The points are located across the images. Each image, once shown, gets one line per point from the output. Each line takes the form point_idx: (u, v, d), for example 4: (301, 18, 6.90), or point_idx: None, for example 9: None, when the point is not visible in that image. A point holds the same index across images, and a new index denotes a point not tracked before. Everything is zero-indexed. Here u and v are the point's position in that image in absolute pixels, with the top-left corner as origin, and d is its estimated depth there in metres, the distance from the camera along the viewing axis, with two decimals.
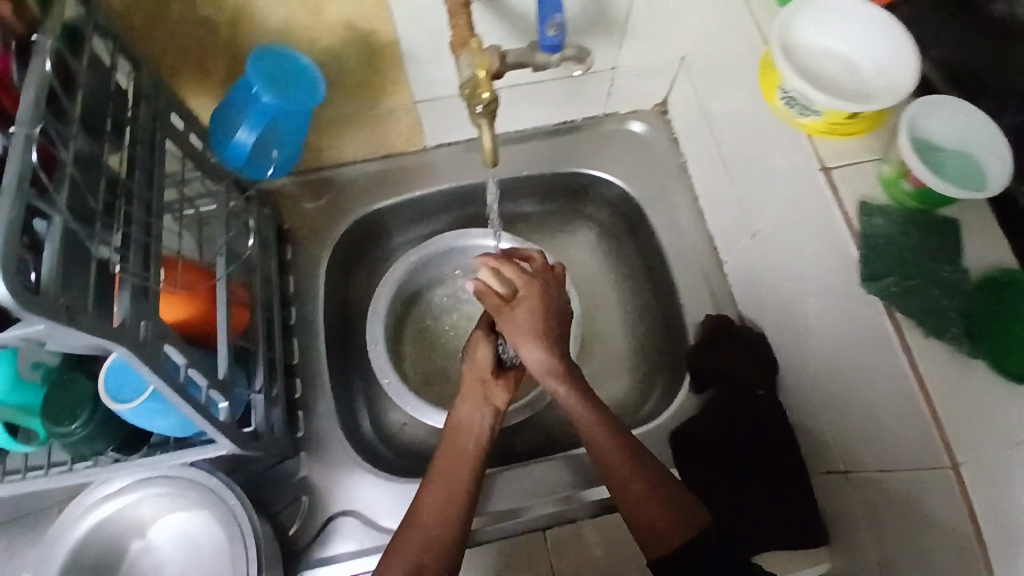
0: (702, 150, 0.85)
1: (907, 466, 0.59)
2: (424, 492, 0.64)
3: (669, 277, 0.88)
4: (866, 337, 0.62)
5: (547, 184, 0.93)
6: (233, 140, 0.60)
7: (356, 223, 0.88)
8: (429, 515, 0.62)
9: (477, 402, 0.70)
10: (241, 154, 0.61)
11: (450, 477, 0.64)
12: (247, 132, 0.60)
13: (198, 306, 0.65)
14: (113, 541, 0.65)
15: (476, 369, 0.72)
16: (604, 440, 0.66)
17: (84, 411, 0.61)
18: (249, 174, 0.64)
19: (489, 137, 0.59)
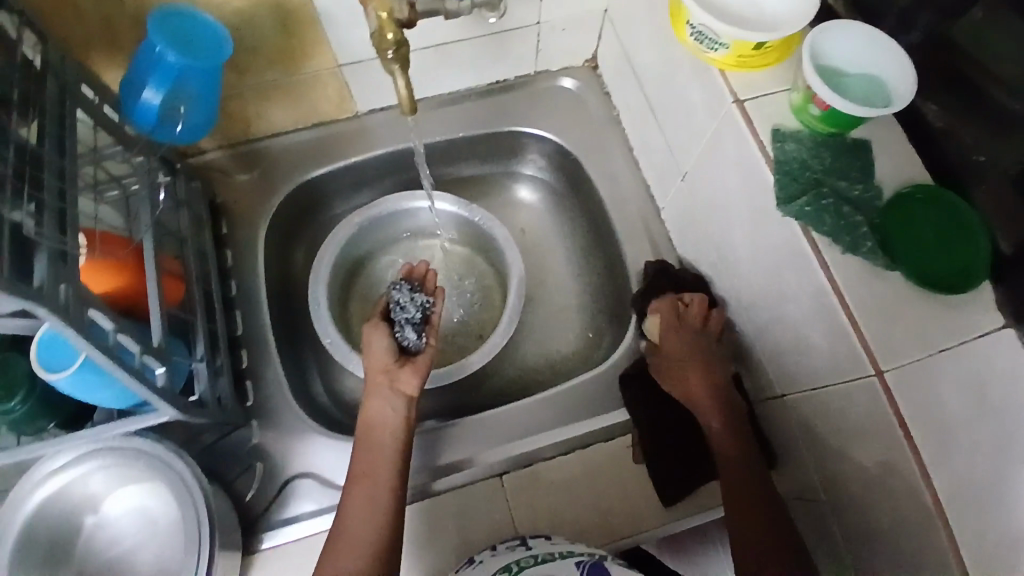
0: (630, 100, 0.87)
1: (835, 377, 0.62)
2: (348, 496, 0.64)
3: (609, 227, 0.90)
4: (790, 258, 0.64)
5: (482, 144, 0.94)
6: (140, 102, 0.60)
7: (292, 194, 0.88)
8: (360, 517, 0.62)
9: (385, 396, 0.71)
10: (150, 116, 0.61)
11: (370, 477, 0.65)
12: (153, 92, 0.60)
13: (122, 279, 0.65)
14: (67, 516, 0.64)
15: (374, 362, 0.73)
16: (738, 469, 0.65)
17: (22, 388, 0.62)
18: (160, 137, 0.63)
19: (403, 84, 0.61)
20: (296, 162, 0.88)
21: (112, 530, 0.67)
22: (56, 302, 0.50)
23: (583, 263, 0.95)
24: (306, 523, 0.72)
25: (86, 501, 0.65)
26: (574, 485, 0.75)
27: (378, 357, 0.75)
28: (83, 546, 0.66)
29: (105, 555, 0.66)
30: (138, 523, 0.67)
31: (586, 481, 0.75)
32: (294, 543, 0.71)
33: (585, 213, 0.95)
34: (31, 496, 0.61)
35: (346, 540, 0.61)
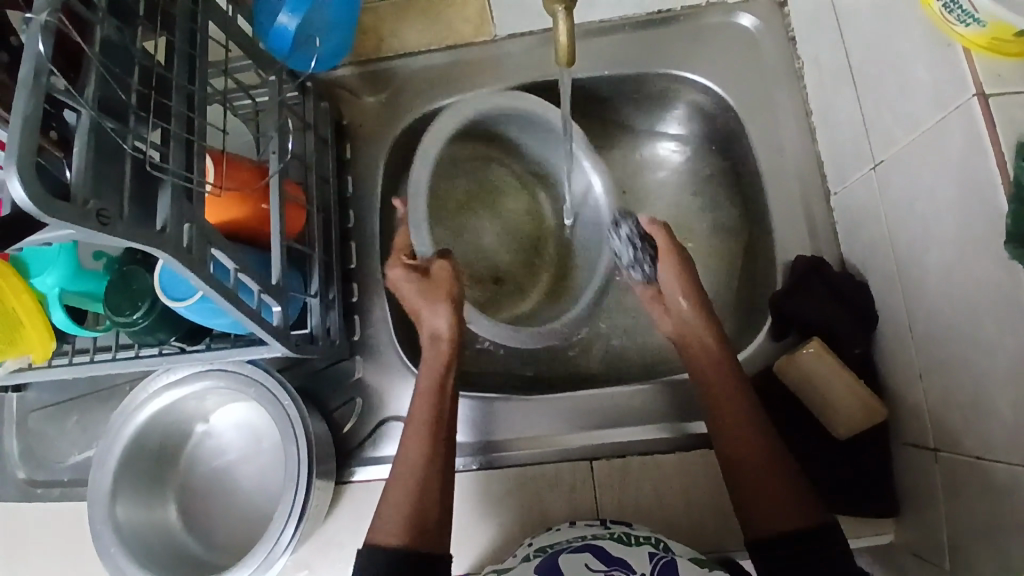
0: (825, 54, 0.70)
1: (1004, 458, 0.51)
2: (405, 449, 0.63)
3: (760, 204, 0.77)
4: (986, 307, 0.51)
5: (628, 87, 0.81)
6: (275, 26, 0.64)
7: (415, 122, 0.83)
8: (416, 470, 0.62)
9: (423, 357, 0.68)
10: (286, 40, 0.65)
11: (416, 436, 0.63)
12: (288, 16, 0.63)
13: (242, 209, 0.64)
14: (178, 426, 0.70)
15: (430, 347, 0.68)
16: (746, 432, 0.62)
17: (145, 302, 0.63)
18: (294, 65, 0.68)
19: (564, 30, 0.50)
20: (425, 87, 0.82)
21: (218, 440, 0.72)
22: (178, 244, 0.48)
23: (716, 237, 0.83)
24: None
25: (194, 414, 0.70)
26: (667, 486, 0.70)
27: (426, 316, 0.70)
28: (192, 450, 0.72)
29: (210, 464, 0.72)
30: (241, 438, 0.72)
31: (680, 483, 0.70)
32: (380, 482, 0.72)
33: (732, 181, 0.81)
34: (143, 405, 0.66)
35: (404, 483, 0.61)
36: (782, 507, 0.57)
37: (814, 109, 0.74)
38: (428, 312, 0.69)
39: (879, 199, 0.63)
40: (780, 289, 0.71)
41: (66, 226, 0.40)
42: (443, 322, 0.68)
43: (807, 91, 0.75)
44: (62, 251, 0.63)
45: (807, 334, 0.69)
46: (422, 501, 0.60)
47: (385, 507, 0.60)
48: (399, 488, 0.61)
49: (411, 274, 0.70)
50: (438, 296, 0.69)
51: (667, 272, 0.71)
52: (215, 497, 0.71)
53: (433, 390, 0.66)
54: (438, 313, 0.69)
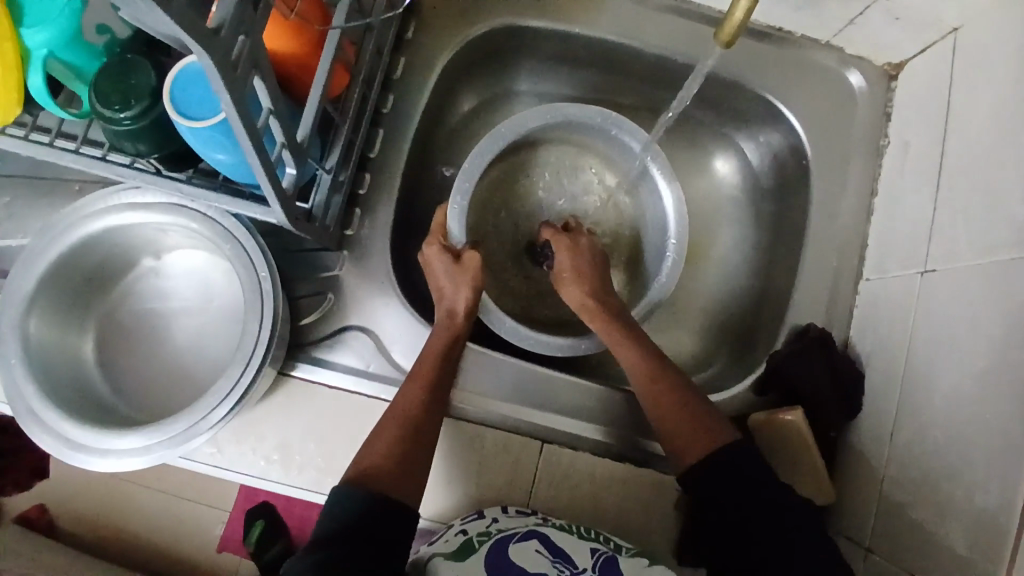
0: (918, 145, 0.69)
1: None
2: (402, 392, 0.63)
3: (791, 260, 0.75)
4: (979, 441, 0.52)
5: (716, 90, 0.77)
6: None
7: (492, 31, 0.74)
8: (411, 409, 0.61)
9: (442, 325, 0.67)
10: None
11: (415, 381, 0.63)
12: None
13: (292, 42, 0.54)
14: (125, 251, 0.61)
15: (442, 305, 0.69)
16: (627, 347, 0.67)
17: (139, 104, 0.54)
18: None
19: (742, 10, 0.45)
20: None
21: (164, 283, 0.64)
22: (229, 58, 0.39)
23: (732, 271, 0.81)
24: (343, 377, 0.68)
25: (146, 247, 0.62)
26: (607, 487, 0.67)
27: (436, 278, 0.70)
28: (131, 282, 0.64)
29: (148, 304, 0.64)
30: (191, 289, 0.64)
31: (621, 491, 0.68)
32: (323, 387, 0.67)
33: (772, 226, 0.80)
34: (97, 217, 0.57)
35: (397, 421, 0.60)
36: (674, 415, 0.63)
37: (881, 191, 0.73)
38: (452, 292, 0.69)
39: (913, 302, 0.63)
40: (780, 350, 0.71)
41: None
42: (464, 299, 0.68)
43: (882, 172, 0.73)
44: (68, 9, 0.52)
45: (788, 398, 0.69)
46: (413, 446, 0.59)
47: (378, 438, 0.60)
48: (391, 429, 0.60)
49: (445, 255, 0.70)
50: (465, 280, 0.69)
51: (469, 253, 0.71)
52: (141, 342, 0.63)
53: (441, 351, 0.65)
54: (462, 292, 0.68)
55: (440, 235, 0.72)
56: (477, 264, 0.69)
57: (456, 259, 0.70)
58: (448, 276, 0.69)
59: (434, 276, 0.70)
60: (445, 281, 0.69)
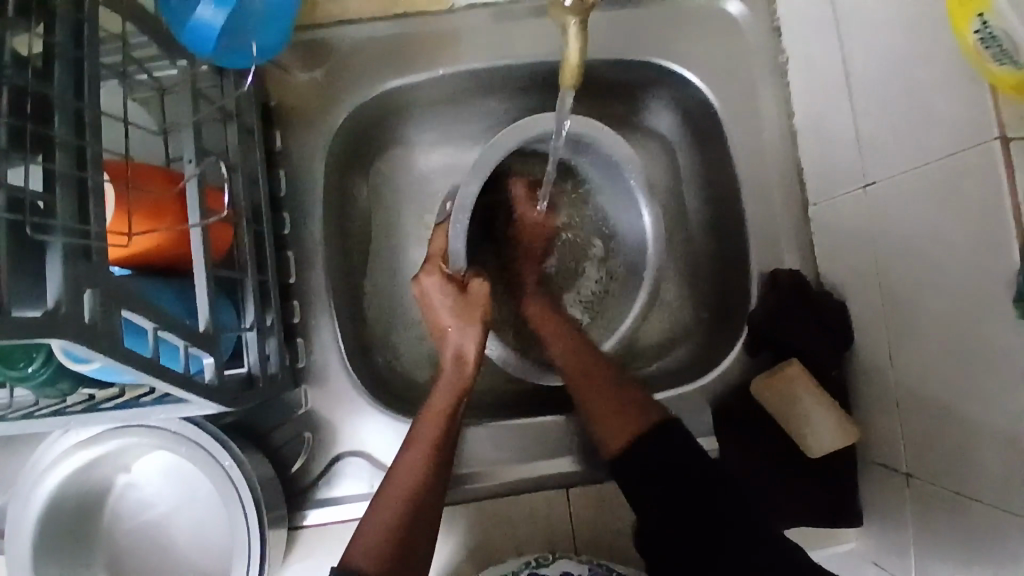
0: (818, 56, 0.65)
1: (984, 499, 0.50)
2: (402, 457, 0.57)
3: (737, 212, 0.73)
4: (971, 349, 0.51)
5: (605, 74, 0.73)
6: (193, 20, 0.50)
7: (359, 106, 0.70)
8: (410, 483, 0.55)
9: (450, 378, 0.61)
10: (206, 40, 0.51)
11: (420, 443, 0.57)
12: (212, 10, 0.50)
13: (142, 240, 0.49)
14: (95, 483, 0.59)
15: (447, 344, 0.63)
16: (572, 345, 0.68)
17: (41, 351, 0.51)
18: (224, 64, 0.54)
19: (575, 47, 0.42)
20: (371, 65, 0.69)
21: (141, 495, 0.62)
22: (82, 325, 0.36)
23: (686, 241, 0.78)
24: (352, 505, 0.66)
25: (112, 468, 0.60)
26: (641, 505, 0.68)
27: (438, 313, 0.63)
28: (112, 507, 0.62)
29: (134, 520, 0.62)
30: (171, 490, 0.62)
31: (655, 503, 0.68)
32: (335, 523, 0.66)
33: (707, 182, 0.76)
34: (53, 468, 0.55)
35: (393, 497, 0.54)
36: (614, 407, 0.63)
37: (798, 112, 0.70)
38: (457, 332, 0.62)
39: (867, 220, 0.61)
40: (760, 308, 0.68)
41: None
42: (472, 342, 0.62)
43: (793, 92, 0.70)
44: None
45: (785, 352, 0.68)
46: (410, 525, 0.53)
47: (374, 512, 0.54)
48: (388, 505, 0.54)
49: (448, 287, 0.63)
50: (470, 317, 0.63)
51: (472, 284, 0.64)
52: (146, 556, 0.61)
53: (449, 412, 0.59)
54: (470, 333, 0.62)
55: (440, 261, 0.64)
56: (486, 290, 0.64)
57: (462, 292, 0.63)
58: (445, 300, 0.63)
59: (434, 310, 0.64)
60: (449, 320, 0.62)
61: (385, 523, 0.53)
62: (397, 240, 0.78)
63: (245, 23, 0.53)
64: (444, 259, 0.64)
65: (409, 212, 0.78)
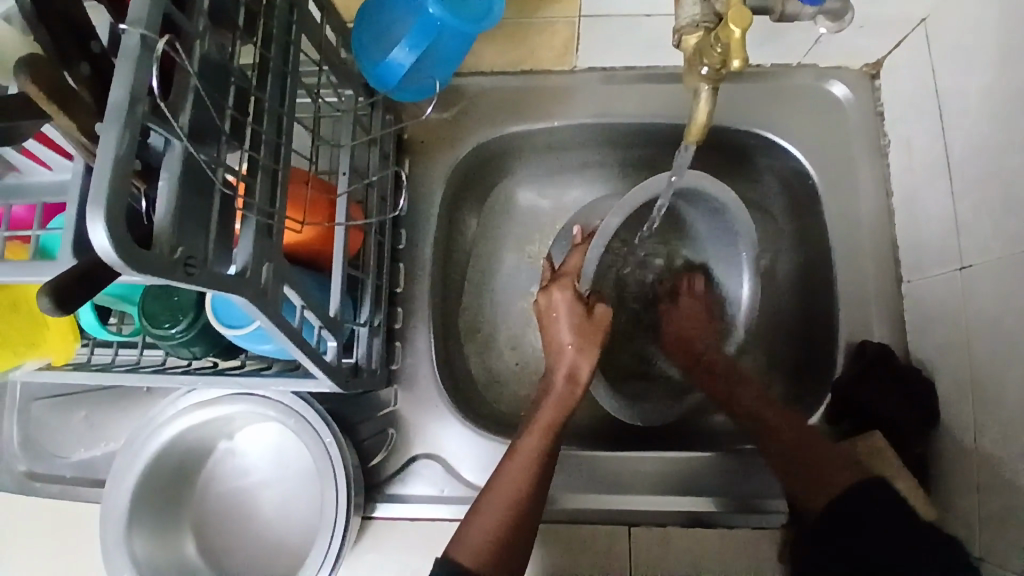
0: (920, 141, 0.68)
1: None
2: (504, 464, 0.57)
3: (825, 280, 0.75)
4: None
5: (709, 138, 0.78)
6: (387, 59, 0.58)
7: (481, 144, 0.79)
8: (514, 492, 0.55)
9: (562, 398, 0.60)
10: (392, 76, 0.59)
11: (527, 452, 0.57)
12: (404, 51, 0.57)
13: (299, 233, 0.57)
14: (201, 444, 0.66)
15: (560, 359, 0.63)
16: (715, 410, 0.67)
17: (186, 316, 0.59)
18: (394, 96, 0.63)
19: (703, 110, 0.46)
20: (497, 111, 0.78)
21: (240, 462, 0.68)
22: (255, 288, 0.44)
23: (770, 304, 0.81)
24: (420, 506, 0.70)
25: (218, 433, 0.67)
26: (705, 557, 0.68)
27: (555, 329, 0.64)
28: (212, 470, 0.68)
29: (230, 483, 0.68)
30: (268, 463, 0.68)
31: (720, 558, 0.68)
32: (404, 521, 0.70)
33: (797, 249, 0.80)
34: (170, 422, 0.62)
35: (498, 502, 0.54)
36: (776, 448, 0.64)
37: (896, 192, 0.72)
38: (573, 352, 0.62)
39: (960, 302, 0.62)
40: (841, 375, 0.69)
41: (148, 276, 0.36)
42: (587, 365, 0.62)
43: (892, 172, 0.73)
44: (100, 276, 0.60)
45: (864, 424, 0.68)
46: (513, 535, 0.53)
47: (477, 515, 0.54)
48: (492, 511, 0.54)
49: (577, 305, 0.65)
50: (590, 339, 0.63)
51: (599, 308, 0.65)
52: (233, 521, 0.67)
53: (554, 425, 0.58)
54: (586, 356, 0.62)
55: (572, 280, 0.67)
56: (608, 318, 0.65)
57: (587, 313, 0.65)
58: (569, 311, 0.64)
59: (555, 322, 0.65)
60: (569, 339, 0.63)
61: (489, 528, 0.53)
62: (495, 268, 0.85)
63: (424, 65, 0.61)
64: (577, 276, 0.68)
65: (510, 244, 0.85)
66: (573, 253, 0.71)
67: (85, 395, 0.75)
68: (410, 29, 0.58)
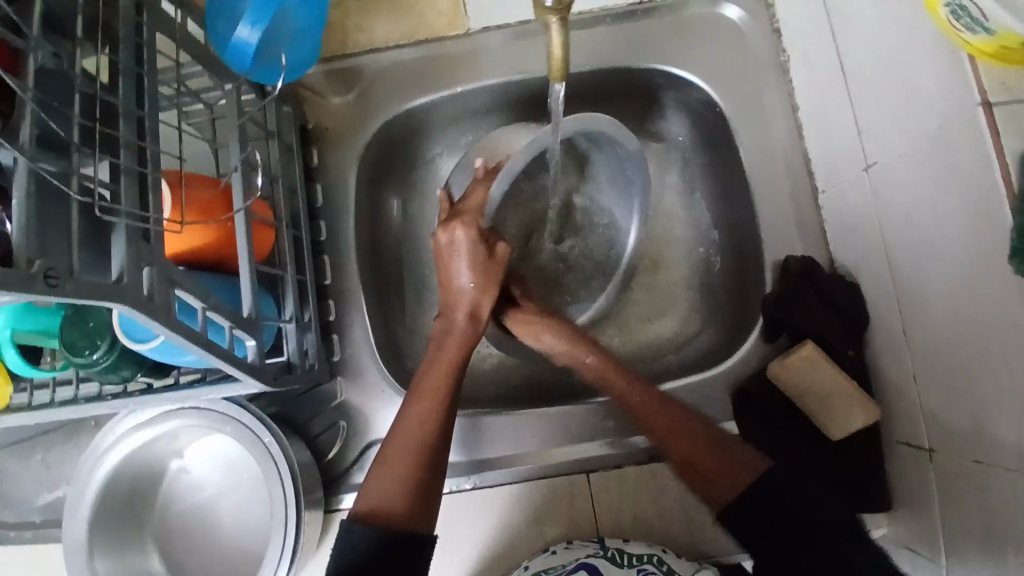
0: (814, 51, 0.68)
1: (1007, 469, 0.49)
2: (405, 413, 0.61)
3: (746, 204, 0.75)
4: (979, 314, 0.50)
5: (613, 81, 0.78)
6: (233, 39, 0.54)
7: (388, 124, 0.78)
8: (417, 438, 0.59)
9: (462, 335, 0.66)
10: (245, 56, 0.54)
11: (431, 396, 0.62)
12: (249, 28, 0.53)
13: (190, 238, 0.56)
14: (150, 467, 0.66)
15: (459, 296, 0.67)
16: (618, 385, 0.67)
17: (103, 340, 0.57)
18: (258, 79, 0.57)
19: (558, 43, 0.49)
20: (395, 87, 0.76)
21: (193, 478, 0.68)
22: (136, 294, 0.43)
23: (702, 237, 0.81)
24: None
25: (166, 452, 0.66)
26: (663, 490, 0.70)
27: (454, 271, 0.67)
28: (165, 492, 0.68)
29: (187, 501, 0.68)
30: (221, 474, 0.68)
31: (676, 490, 0.70)
32: None
33: (719, 178, 0.80)
34: (112, 448, 0.61)
35: (404, 450, 0.58)
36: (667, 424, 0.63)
37: (801, 106, 0.72)
38: (474, 290, 0.66)
39: (871, 201, 0.63)
40: (771, 294, 0.70)
41: (6, 292, 0.35)
42: (488, 303, 0.67)
43: (794, 86, 0.73)
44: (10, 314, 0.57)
45: (800, 337, 0.68)
46: (422, 479, 0.57)
47: (384, 465, 0.58)
48: (397, 459, 0.58)
49: (478, 245, 0.66)
50: (491, 279, 0.67)
51: (500, 244, 0.67)
52: (195, 536, 0.67)
53: (450, 373, 0.63)
54: (487, 294, 0.67)
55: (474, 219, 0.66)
56: (506, 251, 0.68)
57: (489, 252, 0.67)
58: (469, 251, 0.66)
59: (452, 260, 0.67)
60: (468, 278, 0.66)
61: (397, 476, 0.57)
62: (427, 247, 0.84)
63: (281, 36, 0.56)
64: (480, 214, 0.66)
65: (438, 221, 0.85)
66: (474, 190, 0.68)
67: (30, 441, 0.72)
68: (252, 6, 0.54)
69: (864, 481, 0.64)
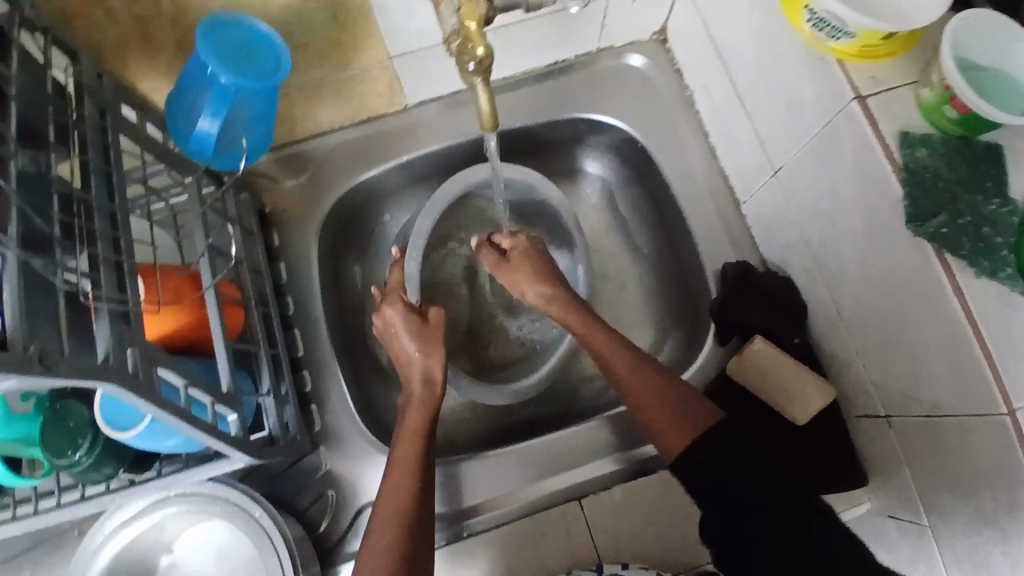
0: (712, 83, 0.77)
1: (952, 412, 0.54)
2: (384, 488, 0.61)
3: (681, 224, 0.82)
4: (894, 278, 0.57)
5: (542, 134, 0.86)
6: (196, 131, 0.58)
7: (341, 199, 0.83)
8: (397, 509, 0.59)
9: (421, 405, 0.67)
10: (207, 145, 0.60)
11: (403, 465, 0.62)
12: (210, 120, 0.58)
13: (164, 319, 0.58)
14: (140, 563, 0.65)
15: (408, 368, 0.70)
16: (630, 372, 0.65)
17: (85, 438, 0.57)
18: (218, 164, 0.62)
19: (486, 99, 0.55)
20: (344, 164, 0.82)
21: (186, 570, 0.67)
22: (125, 372, 0.45)
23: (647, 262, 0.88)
24: None
25: (157, 547, 0.65)
26: (654, 503, 0.72)
27: (399, 346, 0.72)
28: None
29: None
30: (214, 562, 0.67)
31: (667, 500, 0.72)
32: None
33: (652, 206, 0.87)
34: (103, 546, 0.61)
35: (387, 523, 0.59)
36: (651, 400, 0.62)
37: (710, 132, 0.81)
38: (421, 356, 0.70)
39: (786, 202, 0.70)
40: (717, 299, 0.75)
41: (8, 376, 0.37)
42: (437, 365, 0.70)
43: (701, 116, 0.82)
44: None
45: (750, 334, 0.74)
46: (408, 549, 0.57)
47: (369, 542, 0.58)
48: (381, 533, 0.58)
49: (410, 315, 0.72)
50: (433, 344, 0.71)
51: (432, 312, 0.74)
52: None
53: (416, 443, 0.64)
54: (434, 357, 0.70)
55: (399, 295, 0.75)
56: (439, 315, 0.74)
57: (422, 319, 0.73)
58: (403, 323, 0.72)
59: (395, 338, 0.72)
60: (412, 347, 0.70)
61: (383, 550, 0.57)
62: None
63: (240, 119, 0.59)
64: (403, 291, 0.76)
65: None
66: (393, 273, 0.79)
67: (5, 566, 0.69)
68: (209, 100, 0.57)
69: (836, 457, 0.68)
